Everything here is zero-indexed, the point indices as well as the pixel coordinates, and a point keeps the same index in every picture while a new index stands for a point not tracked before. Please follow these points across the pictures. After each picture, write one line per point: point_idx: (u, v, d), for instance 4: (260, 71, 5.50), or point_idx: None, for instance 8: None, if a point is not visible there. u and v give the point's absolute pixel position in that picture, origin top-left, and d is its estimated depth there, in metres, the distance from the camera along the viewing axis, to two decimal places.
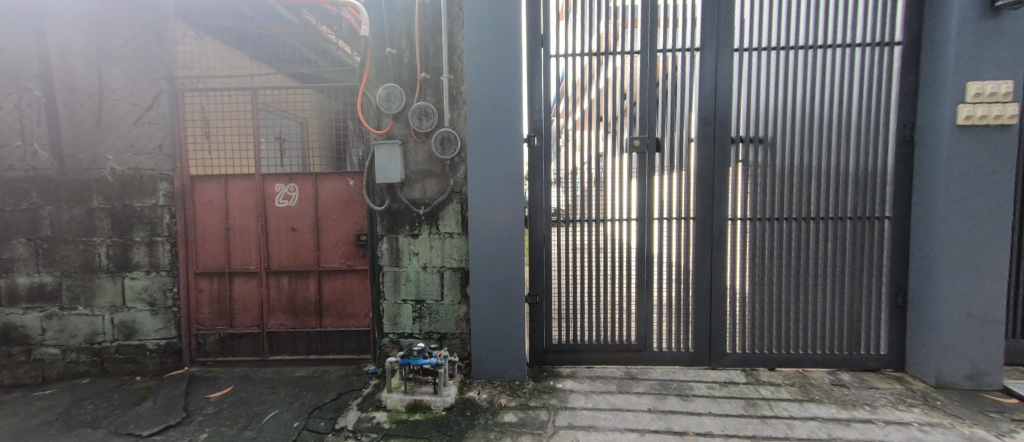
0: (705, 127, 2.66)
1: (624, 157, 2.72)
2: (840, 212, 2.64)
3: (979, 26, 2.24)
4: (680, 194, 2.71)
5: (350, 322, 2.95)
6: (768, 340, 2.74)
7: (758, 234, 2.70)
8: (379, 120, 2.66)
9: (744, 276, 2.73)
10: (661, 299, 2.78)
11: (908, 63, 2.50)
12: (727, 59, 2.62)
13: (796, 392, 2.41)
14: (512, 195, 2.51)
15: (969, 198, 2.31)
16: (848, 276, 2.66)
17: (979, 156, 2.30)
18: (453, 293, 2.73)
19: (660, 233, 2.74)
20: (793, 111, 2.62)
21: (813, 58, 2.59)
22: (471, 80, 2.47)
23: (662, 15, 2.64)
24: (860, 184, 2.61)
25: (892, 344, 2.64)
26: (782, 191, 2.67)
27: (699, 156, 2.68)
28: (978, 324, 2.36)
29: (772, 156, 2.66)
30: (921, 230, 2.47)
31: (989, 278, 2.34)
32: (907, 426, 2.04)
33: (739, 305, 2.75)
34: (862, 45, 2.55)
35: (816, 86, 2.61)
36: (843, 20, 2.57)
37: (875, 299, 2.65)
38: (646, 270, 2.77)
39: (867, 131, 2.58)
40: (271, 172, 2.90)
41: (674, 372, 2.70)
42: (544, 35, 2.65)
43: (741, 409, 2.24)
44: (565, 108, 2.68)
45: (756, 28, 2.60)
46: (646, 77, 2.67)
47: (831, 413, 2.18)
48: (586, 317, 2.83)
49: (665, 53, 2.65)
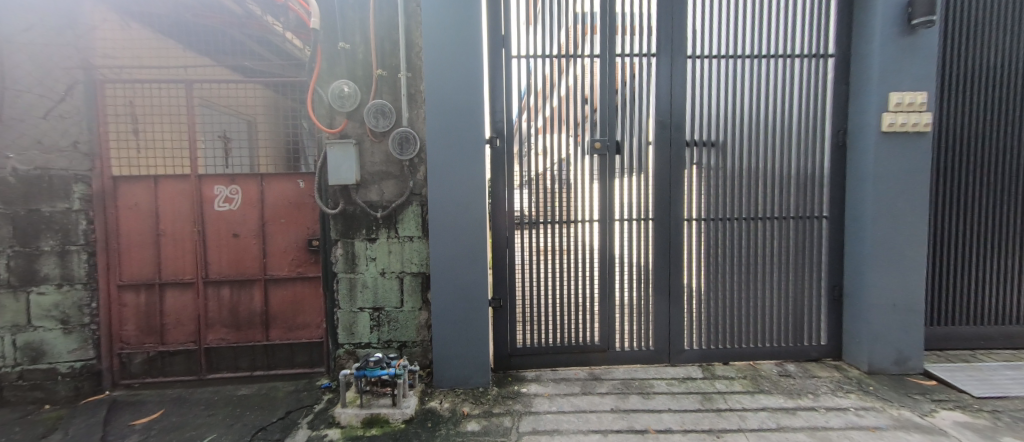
0: (662, 130, 2.75)
1: (585, 159, 2.74)
2: (784, 212, 2.80)
3: (898, 41, 2.47)
4: (640, 195, 2.78)
5: (302, 334, 2.76)
6: (722, 336, 2.86)
7: (711, 234, 2.81)
8: (331, 118, 2.52)
9: (700, 274, 2.83)
10: (623, 299, 2.82)
11: (839, 74, 2.71)
12: (681, 65, 2.72)
13: (747, 384, 2.52)
14: (473, 197, 2.46)
15: (892, 198, 2.54)
16: (792, 272, 2.84)
17: (900, 161, 2.53)
18: (413, 299, 2.63)
19: (621, 235, 2.79)
20: (742, 116, 2.76)
21: (759, 66, 2.74)
22: (430, 78, 2.39)
23: (620, 21, 2.70)
24: (801, 187, 2.79)
25: (831, 336, 2.83)
26: (733, 192, 2.81)
27: (657, 159, 2.75)
28: (901, 313, 2.59)
29: (723, 159, 2.78)
30: (853, 229, 2.68)
31: (910, 271, 2.57)
32: (845, 412, 2.19)
33: (696, 303, 2.84)
34: (801, 56, 2.74)
35: (762, 93, 2.76)
36: (786, 32, 2.74)
37: (815, 294, 2.84)
38: (609, 271, 2.81)
39: (806, 137, 2.77)
40: (209, 173, 2.66)
41: (635, 371, 2.75)
42: (505, 36, 2.64)
43: (698, 404, 2.31)
44: (531, 110, 2.66)
45: (707, 37, 2.73)
46: (606, 81, 2.72)
47: (779, 403, 2.30)
48: (551, 320, 2.82)
49: (624, 58, 2.71)
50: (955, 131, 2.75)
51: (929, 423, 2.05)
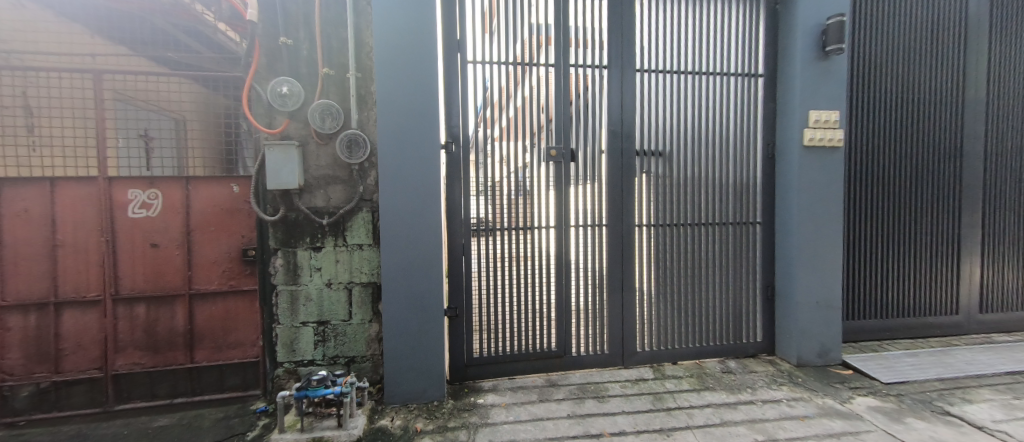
0: (614, 140, 2.85)
1: (541, 166, 2.77)
2: (724, 219, 3.01)
3: (815, 65, 2.78)
4: (594, 203, 2.85)
5: (234, 354, 2.50)
6: (671, 337, 2.98)
7: (659, 240, 2.94)
8: (270, 118, 2.34)
9: (651, 278, 2.95)
10: (579, 304, 2.86)
11: (768, 93, 2.98)
12: (630, 78, 2.85)
13: (694, 382, 2.64)
14: (427, 204, 2.39)
15: (813, 206, 2.82)
16: (731, 275, 3.04)
17: (819, 172, 2.82)
18: (362, 311, 2.48)
19: (577, 241, 2.84)
20: (686, 129, 2.94)
21: (700, 82, 2.94)
22: (381, 79, 2.29)
23: (573, 34, 2.79)
24: (739, 195, 3.01)
25: (766, 333, 3.06)
26: (679, 200, 2.96)
27: (610, 167, 2.85)
28: (823, 310, 2.86)
29: (670, 168, 2.93)
30: (783, 234, 2.94)
31: (829, 271, 2.86)
32: (778, 403, 2.36)
33: (647, 305, 2.95)
34: (736, 75, 2.97)
35: (703, 107, 2.96)
36: (723, 52, 2.96)
37: (752, 294, 3.06)
38: (565, 277, 2.84)
39: (742, 150, 3.00)
40: (122, 175, 2.35)
41: (591, 375, 2.79)
42: (460, 40, 2.61)
43: (649, 405, 2.38)
44: (489, 118, 2.64)
45: (654, 53, 2.88)
46: (560, 91, 2.78)
47: (722, 398, 2.43)
48: (508, 328, 2.79)
49: (578, 69, 2.78)
50: (862, 146, 3.12)
51: (848, 409, 2.28)
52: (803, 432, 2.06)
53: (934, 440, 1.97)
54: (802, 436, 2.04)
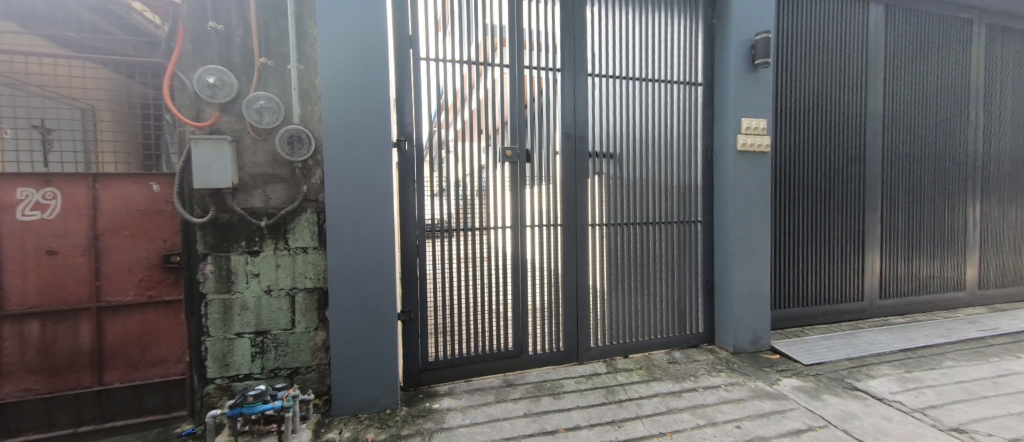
0: (567, 142, 2.92)
1: (496, 166, 2.76)
2: (669, 218, 3.19)
3: (746, 76, 3.04)
4: (549, 203, 2.90)
5: (155, 372, 2.24)
6: (623, 332, 3.10)
7: (611, 238, 3.05)
8: (198, 109, 2.12)
9: (603, 275, 3.05)
10: (535, 304, 2.90)
11: (707, 101, 3.21)
12: (583, 82, 2.94)
13: (643, 374, 2.77)
14: (378, 204, 2.29)
15: (745, 205, 3.08)
16: (676, 270, 3.22)
17: (750, 175, 3.08)
18: (306, 319, 2.32)
19: (533, 241, 2.87)
20: (635, 132, 3.08)
21: (647, 89, 3.10)
22: (327, 72, 2.17)
23: (527, 36, 2.82)
24: (682, 196, 3.21)
25: (707, 324, 3.29)
26: (628, 200, 3.09)
27: (563, 168, 2.91)
28: (755, 301, 3.13)
29: (620, 169, 3.05)
30: (721, 231, 3.17)
31: (759, 265, 3.14)
32: (717, 388, 2.55)
33: (600, 302, 3.05)
34: (678, 83, 3.17)
35: (650, 112, 3.12)
36: (667, 61, 3.14)
37: (695, 288, 3.27)
38: (521, 276, 2.85)
39: (684, 154, 3.20)
40: (7, 171, 2.01)
41: (547, 373, 2.83)
42: (413, 36, 2.54)
43: (602, 398, 2.46)
44: (446, 118, 2.59)
45: (605, 59, 2.99)
46: (515, 92, 2.80)
47: (668, 387, 2.57)
48: (464, 330, 2.75)
49: (532, 71, 2.82)
50: (786, 152, 3.46)
51: (775, 390, 2.51)
52: (738, 414, 2.24)
53: (845, 413, 2.23)
54: (738, 418, 2.21)
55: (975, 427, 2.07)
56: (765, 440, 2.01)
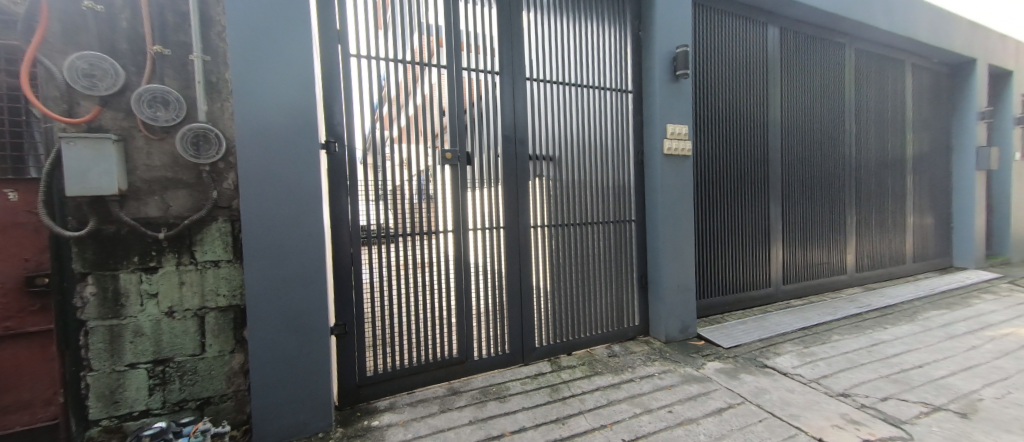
0: (507, 145, 2.93)
1: (435, 169, 2.68)
2: (606, 217, 3.34)
3: (669, 86, 3.31)
4: (491, 206, 2.88)
5: (16, 420, 1.78)
6: (566, 330, 3.18)
7: (552, 238, 3.12)
8: (71, 103, 1.79)
9: (546, 276, 3.11)
10: (480, 307, 2.86)
11: (636, 107, 3.43)
12: (521, 86, 2.98)
13: (585, 370, 2.87)
14: (304, 210, 2.11)
15: (672, 205, 3.34)
16: (614, 267, 3.39)
17: (675, 176, 3.35)
18: (220, 341, 2.06)
19: (475, 244, 2.84)
20: (572, 135, 3.18)
21: (582, 94, 3.23)
22: (241, 65, 1.96)
23: (464, 38, 2.79)
24: (617, 197, 3.38)
25: (643, 317, 3.49)
26: (568, 201, 3.19)
27: (504, 170, 2.92)
28: (682, 292, 3.40)
29: (559, 171, 3.14)
30: (652, 230, 3.40)
31: (685, 260, 3.41)
32: (652, 377, 2.71)
33: (544, 302, 3.10)
34: (611, 90, 3.34)
35: (585, 117, 3.25)
36: (600, 68, 3.30)
37: (631, 284, 3.46)
38: (465, 280, 2.80)
39: (618, 156, 3.38)
40: None
41: (493, 377, 2.81)
42: (341, 30, 2.39)
43: (547, 397, 2.50)
44: (389, 117, 2.48)
45: (542, 64, 3.06)
46: (454, 94, 2.76)
47: (608, 380, 2.69)
48: (406, 340, 2.63)
49: (469, 73, 2.80)
50: (705, 156, 3.81)
51: (701, 374, 2.73)
52: (670, 400, 2.40)
53: (758, 389, 2.49)
54: (670, 403, 2.37)
55: (856, 391, 2.43)
56: (694, 421, 2.18)
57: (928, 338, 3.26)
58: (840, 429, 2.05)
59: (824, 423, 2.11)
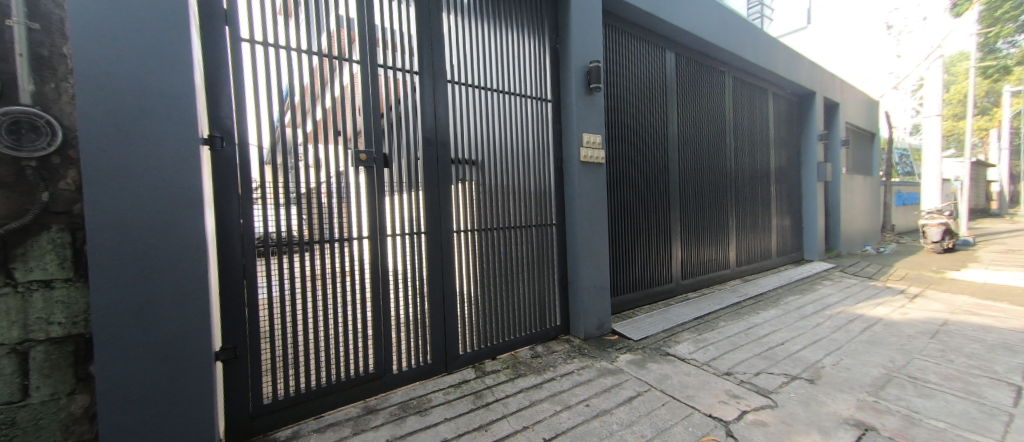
0: (428, 147, 2.84)
1: (348, 171, 2.48)
2: (528, 221, 3.43)
3: (584, 98, 3.54)
4: (411, 210, 2.76)
5: None
6: (491, 334, 3.17)
7: (475, 243, 3.09)
8: None
9: (470, 281, 3.06)
10: (400, 317, 2.71)
11: (555, 116, 3.59)
12: (441, 87, 2.91)
13: (509, 373, 2.88)
14: (179, 216, 1.79)
15: (589, 209, 3.56)
16: (536, 269, 3.48)
17: (591, 182, 3.58)
18: (53, 382, 1.64)
19: (394, 251, 2.68)
20: (493, 140, 3.20)
21: (503, 99, 3.28)
22: (88, 38, 1.59)
23: (379, 34, 2.65)
24: (539, 201, 3.49)
25: (563, 316, 3.65)
26: (491, 206, 3.19)
27: (425, 174, 2.82)
28: (598, 291, 3.62)
29: (482, 175, 3.13)
30: (571, 233, 3.57)
31: (600, 260, 3.65)
32: (572, 374, 2.84)
33: (467, 308, 3.05)
34: (530, 97, 3.45)
35: (507, 122, 3.29)
36: (520, 75, 3.39)
37: (553, 285, 3.58)
38: (382, 289, 2.63)
39: (539, 163, 3.50)
40: None
41: (413, 390, 2.67)
42: (228, 10, 2.11)
43: (470, 405, 2.45)
44: (292, 118, 2.25)
45: (462, 67, 3.04)
46: (368, 92, 2.59)
47: (531, 381, 2.74)
48: (314, 358, 2.38)
49: (386, 70, 2.65)
50: (616, 164, 4.14)
51: (614, 366, 2.94)
52: (587, 394, 2.53)
53: (662, 376, 2.75)
54: (587, 397, 2.50)
55: (737, 369, 2.82)
56: (608, 412, 2.32)
57: (788, 319, 3.94)
58: (725, 404, 2.35)
59: (713, 400, 2.40)
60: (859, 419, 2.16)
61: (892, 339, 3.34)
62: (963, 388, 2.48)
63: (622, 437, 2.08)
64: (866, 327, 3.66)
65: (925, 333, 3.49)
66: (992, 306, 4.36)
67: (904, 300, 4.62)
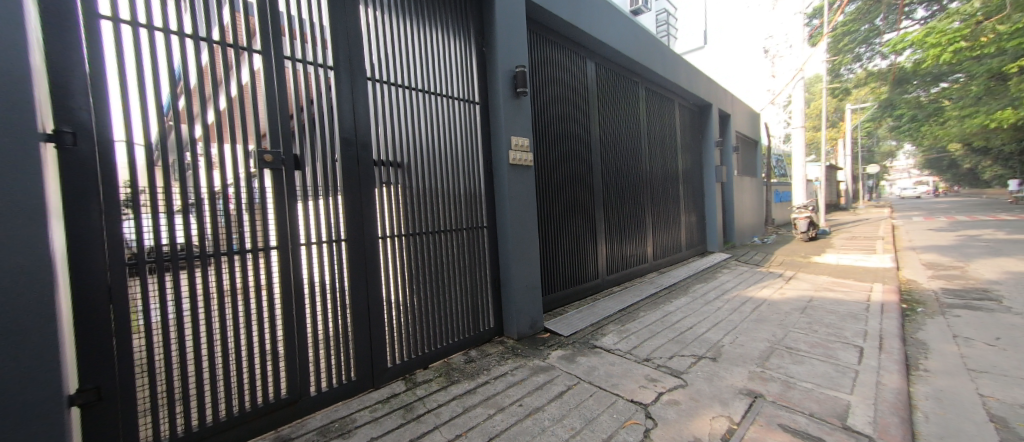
0: (347, 148, 2.63)
1: (251, 174, 2.20)
2: (459, 224, 3.38)
3: (511, 101, 3.61)
4: (329, 217, 2.54)
5: None
6: (422, 343, 3.05)
7: (402, 249, 2.95)
8: None
9: (397, 288, 2.91)
10: (317, 333, 2.48)
11: (482, 118, 3.60)
12: (360, 85, 2.73)
13: (441, 381, 2.80)
14: (8, 230, 1.41)
15: (518, 210, 3.62)
16: (468, 273, 3.44)
17: (520, 184, 3.65)
18: None
19: (310, 261, 2.44)
20: (419, 141, 3.09)
21: (428, 99, 3.19)
22: None
23: (285, 22, 2.40)
24: (469, 203, 3.45)
25: (496, 318, 3.65)
26: (419, 209, 3.08)
27: (344, 177, 2.60)
28: (530, 292, 3.69)
29: (408, 178, 3.00)
30: (502, 234, 3.61)
31: (531, 260, 3.72)
32: (506, 375, 2.85)
33: (395, 317, 2.90)
34: (457, 99, 3.41)
35: (433, 123, 3.21)
36: (445, 75, 3.33)
37: (485, 288, 3.57)
38: (296, 304, 2.38)
39: (468, 166, 3.47)
40: None
41: (335, 411, 2.46)
42: None
43: (399, 419, 2.32)
44: (175, 115, 1.93)
45: (383, 64, 2.88)
46: (273, 86, 2.33)
47: (464, 387, 2.69)
48: (210, 389, 2.06)
49: (294, 63, 2.41)
50: (544, 166, 4.27)
51: (546, 363, 3.02)
52: (520, 394, 2.56)
53: (590, 368, 2.89)
54: (520, 397, 2.52)
55: (654, 355, 3.07)
56: (540, 409, 2.37)
57: (695, 305, 4.42)
58: (644, 388, 2.55)
59: (634, 386, 2.59)
60: (750, 388, 2.48)
61: (774, 316, 3.93)
62: (824, 353, 3.00)
63: (553, 432, 2.13)
64: (755, 308, 4.25)
65: (797, 309, 4.17)
66: (842, 283, 5.36)
67: (782, 282, 5.48)
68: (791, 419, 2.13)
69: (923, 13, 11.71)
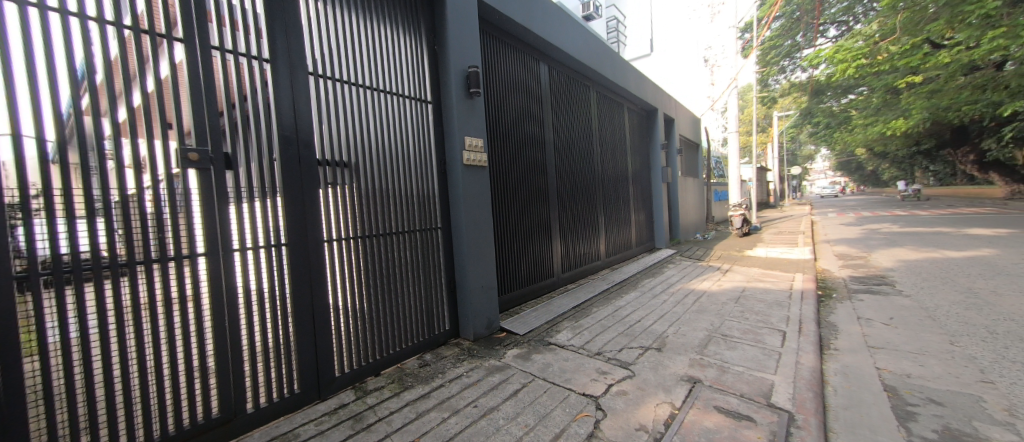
0: (287, 147, 2.48)
1: (174, 173, 2.00)
2: (411, 226, 3.30)
3: (465, 101, 3.59)
4: (266, 220, 2.37)
5: None
6: (373, 349, 2.94)
7: (350, 253, 2.82)
8: None
9: (345, 294, 2.78)
10: (255, 345, 2.31)
11: (434, 118, 3.55)
12: (301, 80, 2.58)
13: (394, 388, 2.71)
14: None
15: (473, 211, 3.61)
16: (421, 275, 3.37)
17: (474, 184, 3.64)
18: None
19: (245, 268, 2.26)
20: (368, 141, 2.97)
21: (377, 97, 3.08)
22: None
23: (213, 8, 2.21)
24: (421, 205, 3.39)
25: (452, 320, 3.62)
26: (368, 211, 2.97)
27: (284, 177, 2.44)
28: (485, 292, 3.69)
29: (355, 179, 2.87)
30: (457, 235, 3.58)
31: (486, 261, 3.73)
32: (460, 377, 2.82)
33: (343, 324, 2.77)
34: (408, 98, 3.33)
35: (383, 122, 3.10)
36: (395, 73, 3.24)
37: (440, 290, 3.52)
38: (229, 314, 2.20)
39: (420, 167, 3.40)
40: None
41: (276, 427, 2.30)
42: None
43: (348, 431, 2.22)
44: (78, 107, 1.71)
45: (326, 58, 2.74)
46: (200, 78, 2.13)
47: (418, 392, 2.63)
48: (125, 414, 1.84)
49: (224, 54, 2.23)
50: (498, 167, 4.29)
51: (502, 363, 3.03)
52: (475, 395, 2.55)
53: (545, 365, 2.95)
54: (475, 398, 2.51)
55: (605, 348, 3.20)
56: (495, 409, 2.37)
57: (643, 299, 4.66)
58: (595, 381, 2.65)
59: (586, 379, 2.68)
60: (691, 375, 2.67)
61: (712, 307, 4.25)
62: (754, 338, 3.29)
63: (508, 430, 2.14)
64: (696, 300, 4.57)
65: (732, 299, 4.53)
66: (771, 274, 5.92)
67: (720, 275, 5.94)
68: (725, 401, 2.31)
69: (835, 32, 13.22)
